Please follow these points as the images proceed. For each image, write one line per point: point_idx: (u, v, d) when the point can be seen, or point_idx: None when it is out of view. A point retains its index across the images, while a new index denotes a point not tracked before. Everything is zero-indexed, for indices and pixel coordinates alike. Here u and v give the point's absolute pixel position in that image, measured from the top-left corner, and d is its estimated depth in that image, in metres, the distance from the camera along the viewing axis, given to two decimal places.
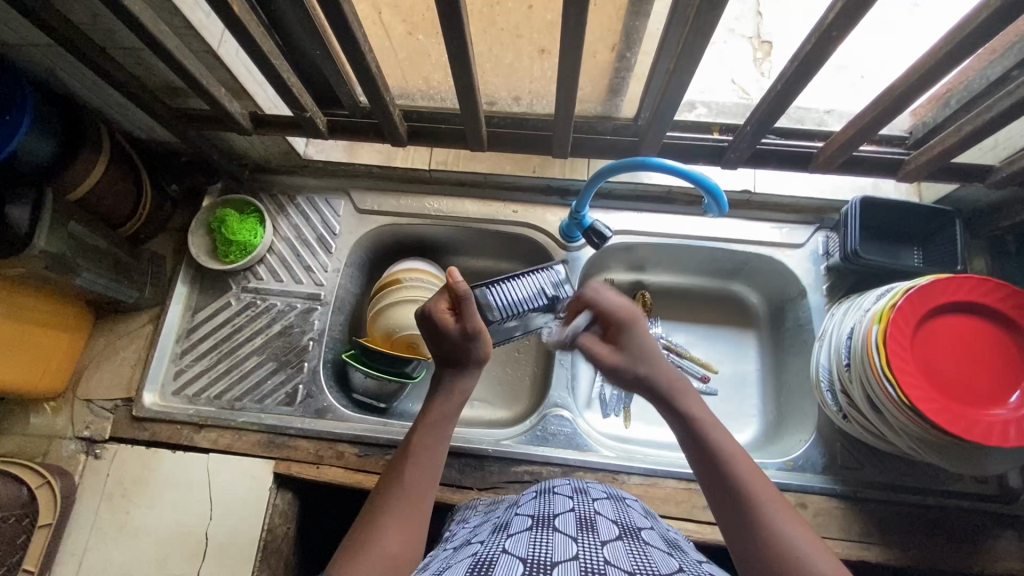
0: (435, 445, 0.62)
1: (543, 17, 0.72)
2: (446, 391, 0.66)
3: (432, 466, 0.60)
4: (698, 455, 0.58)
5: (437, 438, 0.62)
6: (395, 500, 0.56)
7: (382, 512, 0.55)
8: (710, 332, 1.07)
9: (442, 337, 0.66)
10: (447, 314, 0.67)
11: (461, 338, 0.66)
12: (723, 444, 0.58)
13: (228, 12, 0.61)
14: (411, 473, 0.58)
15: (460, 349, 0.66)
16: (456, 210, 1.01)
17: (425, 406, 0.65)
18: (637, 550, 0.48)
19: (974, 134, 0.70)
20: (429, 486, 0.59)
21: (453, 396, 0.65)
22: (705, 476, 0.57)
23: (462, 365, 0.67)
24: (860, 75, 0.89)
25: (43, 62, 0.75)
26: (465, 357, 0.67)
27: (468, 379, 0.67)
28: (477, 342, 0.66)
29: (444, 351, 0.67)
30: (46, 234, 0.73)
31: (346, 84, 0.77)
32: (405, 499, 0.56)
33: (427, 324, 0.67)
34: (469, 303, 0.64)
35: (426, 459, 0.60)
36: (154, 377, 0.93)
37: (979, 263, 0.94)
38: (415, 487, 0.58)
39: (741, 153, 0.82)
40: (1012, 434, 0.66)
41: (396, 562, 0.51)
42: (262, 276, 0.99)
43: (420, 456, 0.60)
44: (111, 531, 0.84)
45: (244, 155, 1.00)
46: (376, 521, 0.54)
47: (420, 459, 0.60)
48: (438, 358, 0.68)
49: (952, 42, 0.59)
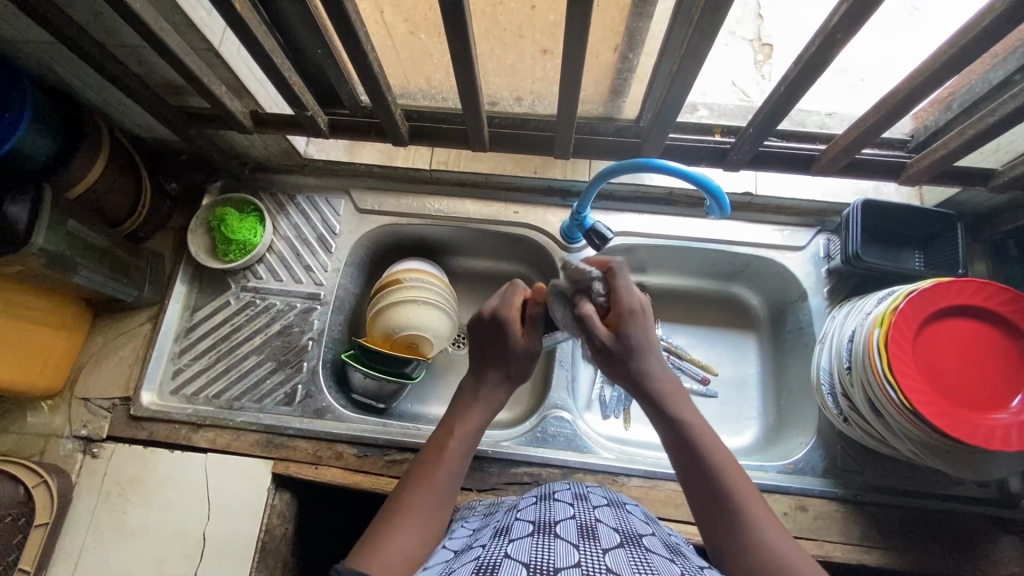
0: (465, 450, 0.62)
1: (545, 17, 0.71)
2: (484, 396, 0.66)
3: (458, 470, 0.61)
4: (681, 456, 0.59)
5: (468, 444, 0.63)
6: (419, 497, 0.57)
7: (407, 507, 0.56)
8: (710, 335, 1.06)
9: (504, 342, 0.67)
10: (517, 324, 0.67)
11: (523, 351, 0.67)
12: (710, 452, 0.58)
13: (229, 9, 0.61)
14: (441, 475, 0.59)
15: (515, 361, 0.67)
16: (456, 211, 1.01)
17: (461, 410, 0.66)
18: (638, 557, 0.48)
19: (975, 138, 0.70)
20: (451, 489, 0.60)
21: (487, 399, 0.66)
22: (689, 478, 0.58)
23: (507, 377, 0.68)
24: (860, 78, 0.89)
25: (43, 58, 0.75)
26: (512, 372, 0.68)
27: (505, 390, 0.68)
28: (530, 364, 0.68)
29: (493, 359, 0.68)
30: (44, 232, 0.73)
31: (347, 84, 0.76)
32: (432, 499, 0.58)
33: (496, 326, 0.68)
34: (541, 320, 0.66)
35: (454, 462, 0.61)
36: (152, 376, 0.93)
37: (980, 267, 0.94)
38: (442, 488, 0.59)
39: (743, 156, 0.82)
40: (1013, 438, 0.66)
41: (412, 560, 0.53)
42: (261, 276, 0.99)
43: (449, 458, 0.61)
44: (107, 531, 0.84)
45: (244, 154, 1.00)
46: (400, 517, 0.55)
47: (450, 462, 0.60)
48: (487, 359, 0.68)
49: (953, 48, 0.59)
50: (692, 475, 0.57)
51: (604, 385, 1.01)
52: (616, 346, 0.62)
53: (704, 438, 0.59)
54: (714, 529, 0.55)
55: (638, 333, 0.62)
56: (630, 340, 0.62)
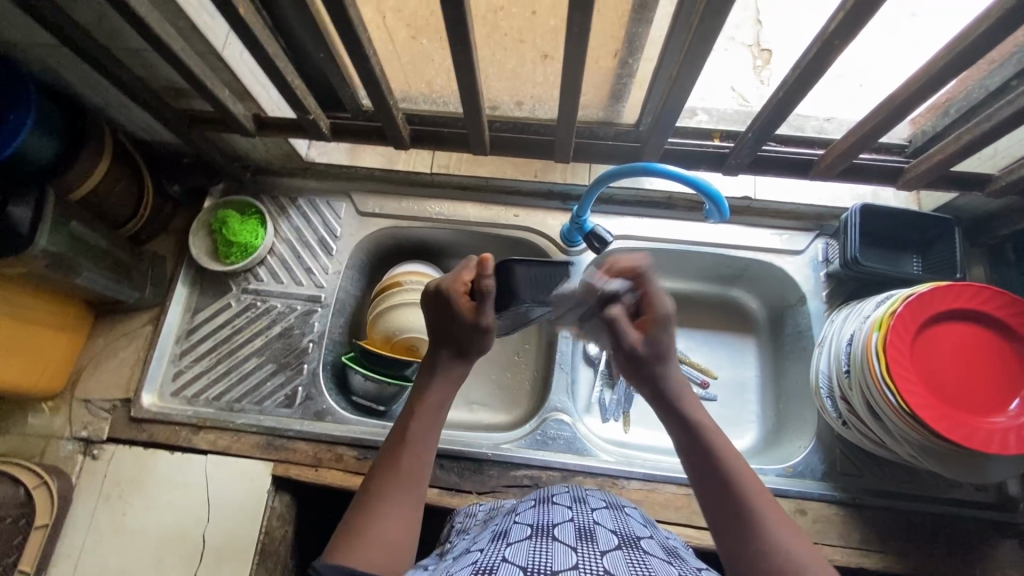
0: (431, 430, 0.62)
1: (546, 23, 0.72)
2: (440, 377, 0.67)
3: (428, 450, 0.61)
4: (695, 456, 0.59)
5: (431, 424, 0.63)
6: (391, 484, 0.57)
7: (381, 496, 0.56)
8: (710, 338, 1.07)
9: (451, 318, 0.67)
10: (467, 303, 0.67)
11: (473, 326, 0.66)
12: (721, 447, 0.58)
13: (233, 13, 0.61)
14: (408, 460, 0.59)
15: (469, 337, 0.67)
16: (456, 214, 1.02)
17: (420, 392, 0.66)
18: (636, 559, 0.48)
19: (972, 144, 0.71)
20: (424, 471, 0.60)
21: (445, 378, 0.67)
22: (704, 483, 0.57)
23: (463, 352, 0.68)
24: (858, 83, 0.89)
25: (48, 61, 0.76)
26: (468, 347, 0.68)
27: (463, 367, 0.68)
28: (483, 336, 0.68)
29: (446, 336, 0.68)
30: (46, 234, 0.74)
31: (349, 87, 0.77)
32: (402, 484, 0.57)
33: (441, 306, 0.68)
34: (490, 294, 0.64)
35: (423, 444, 0.61)
36: (153, 377, 0.93)
37: (978, 270, 0.95)
38: (413, 471, 0.59)
39: (742, 159, 0.82)
40: (1011, 442, 0.66)
41: (394, 547, 0.53)
42: (262, 278, 0.99)
43: (416, 441, 0.61)
44: (107, 532, 0.84)
45: (246, 157, 1.00)
46: (377, 508, 0.55)
47: (415, 445, 0.60)
48: (440, 337, 0.69)
49: (949, 55, 0.60)
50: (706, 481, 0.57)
51: (604, 389, 1.01)
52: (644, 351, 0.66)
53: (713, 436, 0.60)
54: (729, 535, 0.53)
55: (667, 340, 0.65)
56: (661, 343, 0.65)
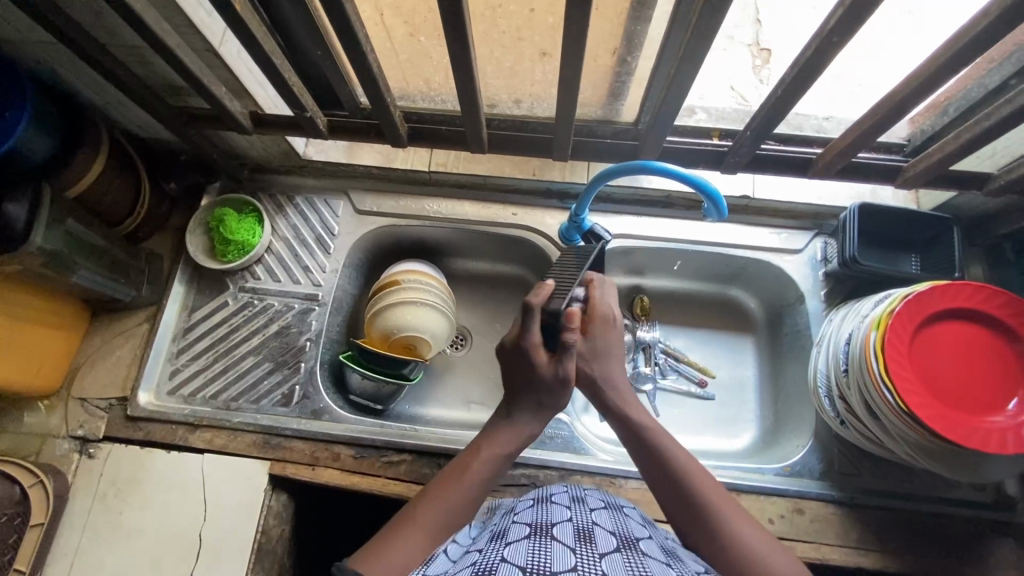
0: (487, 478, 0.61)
1: (544, 21, 0.72)
2: (513, 426, 0.65)
3: (474, 495, 0.60)
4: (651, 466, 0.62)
5: (488, 468, 0.62)
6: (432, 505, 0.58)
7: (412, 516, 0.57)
8: (709, 338, 1.06)
9: (532, 373, 0.65)
10: (544, 355, 0.65)
11: (554, 382, 0.65)
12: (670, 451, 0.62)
13: (230, 10, 0.61)
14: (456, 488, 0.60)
15: (546, 392, 0.65)
16: (455, 213, 1.01)
17: (486, 437, 0.65)
18: (635, 562, 0.48)
19: (972, 142, 0.70)
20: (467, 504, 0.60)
21: (518, 429, 0.65)
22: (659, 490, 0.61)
23: (542, 408, 0.66)
24: (857, 83, 0.88)
25: (43, 58, 0.75)
26: (546, 402, 0.66)
27: (537, 423, 0.67)
28: (565, 390, 0.66)
29: (528, 391, 0.66)
30: (42, 230, 0.73)
31: (346, 85, 0.76)
32: (442, 506, 0.58)
33: (518, 358, 0.66)
34: (576, 350, 0.63)
35: (474, 480, 0.61)
36: (149, 376, 0.93)
37: (977, 270, 0.95)
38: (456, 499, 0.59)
39: (740, 158, 0.83)
40: (1009, 442, 0.66)
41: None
42: (259, 276, 0.99)
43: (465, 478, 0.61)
44: (102, 531, 0.83)
45: (243, 154, 1.00)
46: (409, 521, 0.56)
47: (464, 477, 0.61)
48: (519, 391, 0.66)
49: (951, 50, 0.59)
50: (662, 491, 0.61)
51: None
52: (585, 346, 0.68)
53: (662, 441, 0.63)
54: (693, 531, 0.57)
55: (608, 336, 0.69)
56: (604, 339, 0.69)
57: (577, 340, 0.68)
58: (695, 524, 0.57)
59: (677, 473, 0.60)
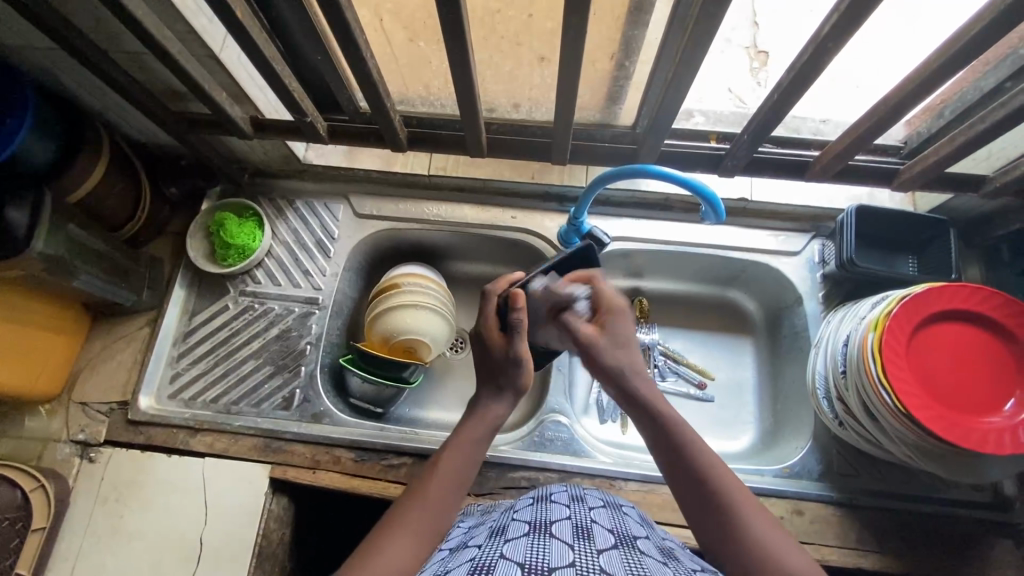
0: (464, 467, 0.61)
1: (542, 26, 0.73)
2: (479, 413, 0.65)
3: (454, 490, 0.59)
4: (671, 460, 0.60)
5: (466, 461, 0.62)
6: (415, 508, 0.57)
7: (396, 522, 0.56)
8: (708, 340, 1.07)
9: (488, 352, 0.68)
10: (498, 336, 0.68)
11: (507, 361, 0.66)
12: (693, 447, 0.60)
13: (231, 17, 0.62)
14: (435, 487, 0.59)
15: (503, 372, 0.67)
16: (455, 216, 1.02)
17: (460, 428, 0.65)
18: (632, 560, 0.48)
19: (967, 145, 0.71)
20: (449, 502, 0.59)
21: (487, 415, 0.65)
22: (678, 486, 0.59)
23: (500, 390, 0.67)
24: (855, 84, 0.88)
25: (44, 64, 0.76)
26: (502, 382, 0.67)
27: (501, 406, 0.66)
28: (520, 368, 0.66)
29: (486, 373, 0.68)
30: (44, 237, 0.74)
31: (346, 91, 0.77)
32: (425, 509, 0.57)
33: (478, 342, 0.70)
34: (520, 328, 0.66)
35: (452, 476, 0.60)
36: (150, 381, 0.93)
37: (974, 271, 0.95)
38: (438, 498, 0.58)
39: (737, 162, 0.84)
40: (1006, 442, 0.67)
41: None
42: (260, 280, 0.99)
43: (444, 476, 0.60)
44: (103, 536, 0.84)
45: (243, 159, 1.00)
46: (393, 527, 0.55)
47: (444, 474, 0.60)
48: (480, 374, 0.69)
49: (945, 54, 0.60)
50: (681, 485, 0.59)
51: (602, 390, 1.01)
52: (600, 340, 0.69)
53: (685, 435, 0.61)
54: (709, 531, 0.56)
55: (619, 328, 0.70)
56: (617, 333, 0.70)
57: (593, 335, 0.70)
58: (713, 523, 0.55)
59: (697, 469, 0.58)
